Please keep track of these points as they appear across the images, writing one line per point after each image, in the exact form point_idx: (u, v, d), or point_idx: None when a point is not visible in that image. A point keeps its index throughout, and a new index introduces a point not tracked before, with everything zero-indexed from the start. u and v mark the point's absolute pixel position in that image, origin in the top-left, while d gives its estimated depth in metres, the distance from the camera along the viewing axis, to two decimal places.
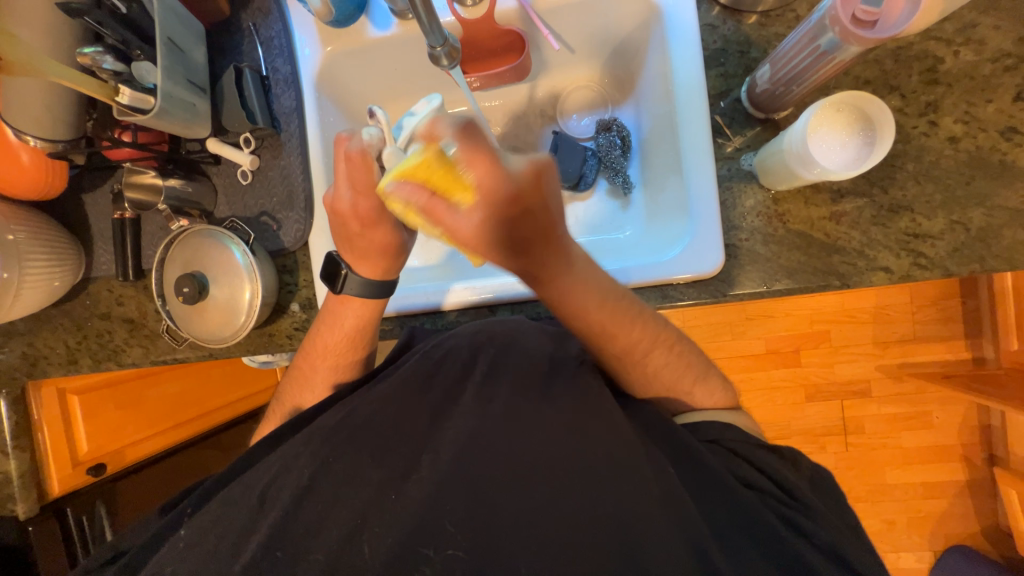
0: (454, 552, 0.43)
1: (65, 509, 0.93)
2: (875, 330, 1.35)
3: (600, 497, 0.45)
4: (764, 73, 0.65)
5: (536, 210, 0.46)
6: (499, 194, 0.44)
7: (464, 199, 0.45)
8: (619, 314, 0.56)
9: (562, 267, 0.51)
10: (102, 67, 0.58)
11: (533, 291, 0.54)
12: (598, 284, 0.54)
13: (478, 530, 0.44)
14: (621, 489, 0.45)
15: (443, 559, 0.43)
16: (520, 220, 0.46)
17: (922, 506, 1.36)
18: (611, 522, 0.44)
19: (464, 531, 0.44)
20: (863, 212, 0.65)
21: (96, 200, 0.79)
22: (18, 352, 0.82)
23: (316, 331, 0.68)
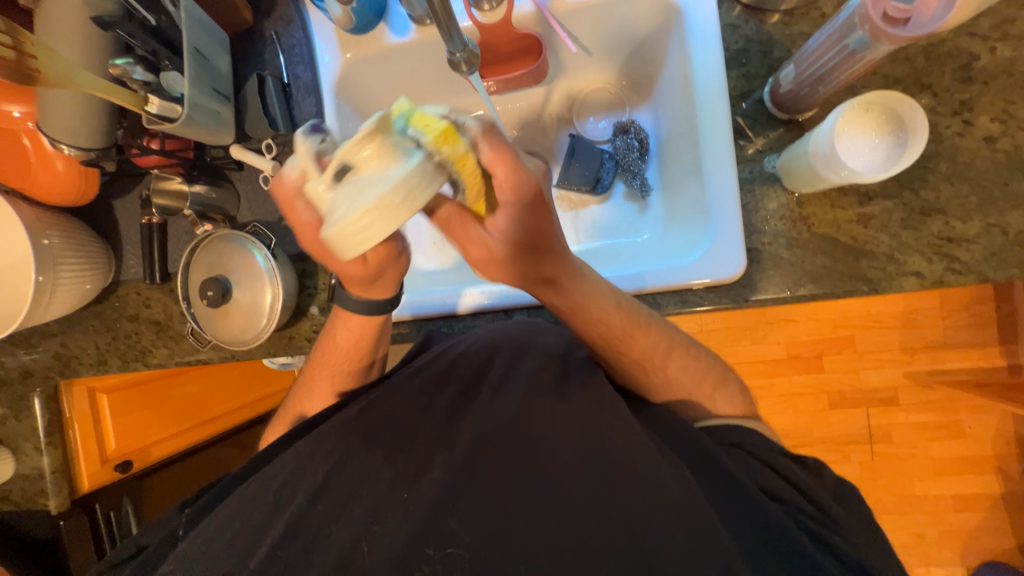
0: (456, 550, 0.43)
1: (94, 505, 0.95)
2: (903, 335, 1.30)
3: (618, 503, 0.44)
4: (788, 74, 0.63)
5: (552, 211, 0.49)
6: (522, 190, 0.46)
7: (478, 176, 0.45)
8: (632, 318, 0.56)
9: (575, 274, 0.55)
10: (133, 77, 0.60)
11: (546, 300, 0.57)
12: (594, 315, 0.57)
13: (488, 533, 0.43)
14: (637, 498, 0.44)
15: (443, 558, 0.43)
16: (540, 218, 0.48)
17: (954, 520, 1.31)
18: (626, 530, 0.43)
19: (468, 530, 0.44)
20: (894, 215, 0.63)
21: (125, 205, 0.81)
22: (51, 352, 0.85)
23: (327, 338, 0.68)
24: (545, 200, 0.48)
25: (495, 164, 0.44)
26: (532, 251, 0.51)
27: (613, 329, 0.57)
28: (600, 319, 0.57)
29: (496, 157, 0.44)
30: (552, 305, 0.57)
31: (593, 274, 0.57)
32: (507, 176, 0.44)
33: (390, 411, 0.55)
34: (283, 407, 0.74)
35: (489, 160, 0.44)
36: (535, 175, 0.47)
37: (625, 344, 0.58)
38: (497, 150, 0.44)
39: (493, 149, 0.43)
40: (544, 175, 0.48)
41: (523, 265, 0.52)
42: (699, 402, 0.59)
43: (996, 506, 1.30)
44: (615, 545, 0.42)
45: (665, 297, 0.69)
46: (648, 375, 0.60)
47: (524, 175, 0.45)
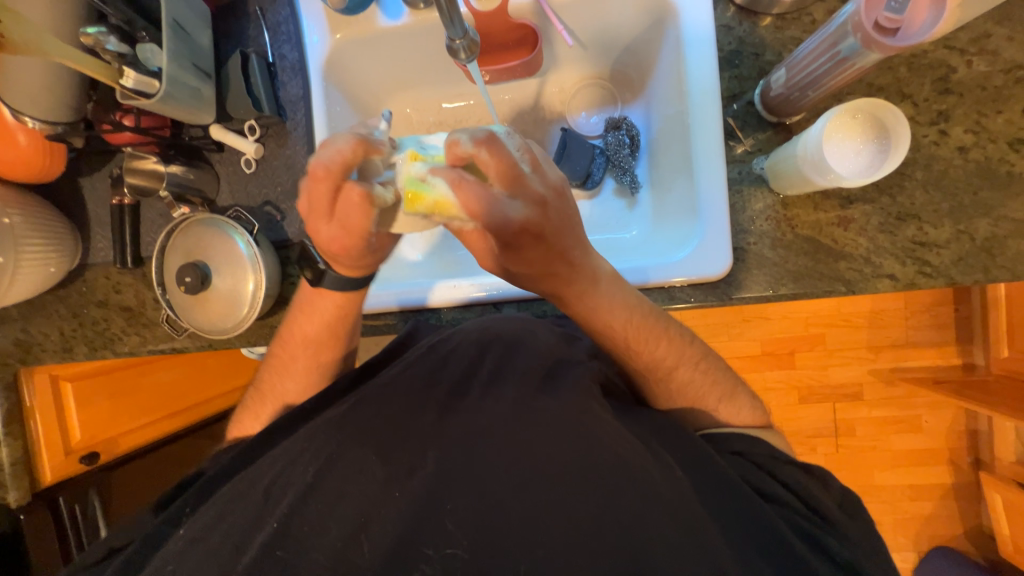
0: (456, 551, 0.43)
1: (58, 497, 0.91)
2: (870, 334, 1.36)
3: (612, 499, 0.45)
4: (779, 77, 0.64)
5: (541, 242, 0.46)
6: (504, 230, 0.44)
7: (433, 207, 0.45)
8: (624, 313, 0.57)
9: (586, 286, 0.53)
10: (106, 48, 0.56)
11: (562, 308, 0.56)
12: (603, 323, 0.56)
13: (481, 530, 0.43)
14: (628, 494, 0.45)
15: (443, 558, 0.43)
16: (529, 247, 0.46)
17: (909, 508, 1.39)
18: (618, 524, 0.43)
19: (463, 529, 0.43)
20: (872, 219, 0.65)
21: (94, 184, 0.77)
22: (11, 338, 0.80)
23: (293, 321, 0.66)
24: (536, 233, 0.45)
25: (470, 214, 0.43)
26: (532, 275, 0.50)
27: (610, 328, 0.56)
28: (600, 317, 0.55)
29: (470, 206, 0.42)
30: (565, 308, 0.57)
31: (610, 281, 0.54)
32: (487, 222, 0.43)
33: (380, 404, 0.54)
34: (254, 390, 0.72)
35: (461, 210, 0.43)
36: (519, 215, 0.43)
37: (617, 342, 0.58)
38: (471, 202, 0.42)
39: (466, 199, 0.42)
40: (532, 213, 0.44)
41: (527, 283, 0.52)
42: (685, 398, 0.61)
43: (947, 495, 1.38)
44: (607, 539, 0.43)
45: (653, 293, 0.70)
46: (641, 372, 0.61)
47: (505, 219, 0.43)
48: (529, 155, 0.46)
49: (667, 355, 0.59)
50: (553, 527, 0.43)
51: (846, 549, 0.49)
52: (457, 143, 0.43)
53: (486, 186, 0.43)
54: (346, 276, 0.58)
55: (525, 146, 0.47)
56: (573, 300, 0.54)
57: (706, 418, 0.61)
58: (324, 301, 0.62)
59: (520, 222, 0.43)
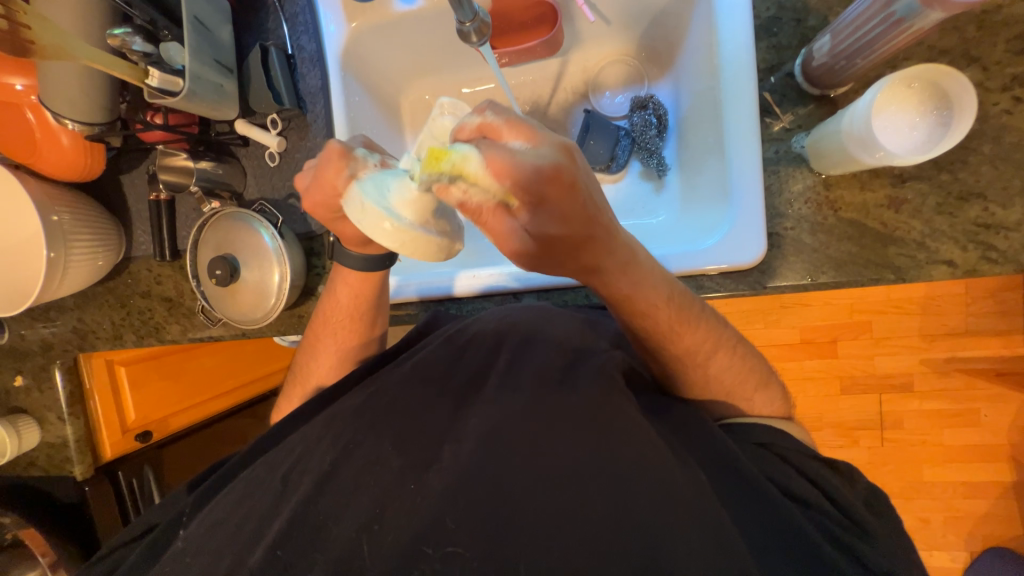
0: (456, 549, 0.42)
1: (116, 471, 1.00)
2: (924, 322, 1.26)
3: (626, 501, 0.43)
4: (822, 45, 0.58)
5: (577, 193, 0.39)
6: (530, 181, 0.38)
7: (459, 167, 0.38)
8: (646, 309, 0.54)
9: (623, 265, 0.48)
10: (132, 49, 0.58)
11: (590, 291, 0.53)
12: (645, 306, 0.52)
13: (489, 526, 0.43)
14: (644, 494, 0.44)
15: (443, 557, 0.42)
16: (561, 203, 0.40)
17: (961, 506, 1.30)
18: (632, 528, 0.42)
19: (471, 527, 0.43)
20: (928, 199, 0.59)
21: (133, 180, 0.81)
22: (69, 326, 0.87)
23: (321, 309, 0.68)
24: (564, 186, 0.39)
25: (497, 175, 0.37)
26: (570, 243, 0.43)
27: (643, 316, 0.53)
28: (632, 305, 0.52)
29: (494, 160, 0.37)
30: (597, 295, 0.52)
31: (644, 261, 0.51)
32: (522, 177, 0.38)
33: (396, 397, 0.55)
34: (289, 375, 0.75)
35: (488, 174, 0.38)
36: (548, 159, 0.38)
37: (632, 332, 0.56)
38: (496, 156, 0.37)
39: (494, 159, 0.37)
40: (568, 167, 0.39)
41: (573, 257, 0.45)
42: (710, 393, 0.58)
43: (1006, 494, 1.28)
44: (617, 539, 0.42)
45: (679, 283, 0.67)
46: (666, 365, 0.58)
47: (541, 170, 0.38)
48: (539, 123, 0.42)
49: (701, 340, 0.56)
50: (564, 526, 0.43)
51: (882, 558, 0.46)
52: (461, 127, 0.42)
53: (503, 144, 0.38)
54: (365, 254, 0.59)
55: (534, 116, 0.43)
56: (609, 284, 0.50)
57: (734, 414, 0.58)
58: (345, 282, 0.63)
59: (544, 168, 0.38)
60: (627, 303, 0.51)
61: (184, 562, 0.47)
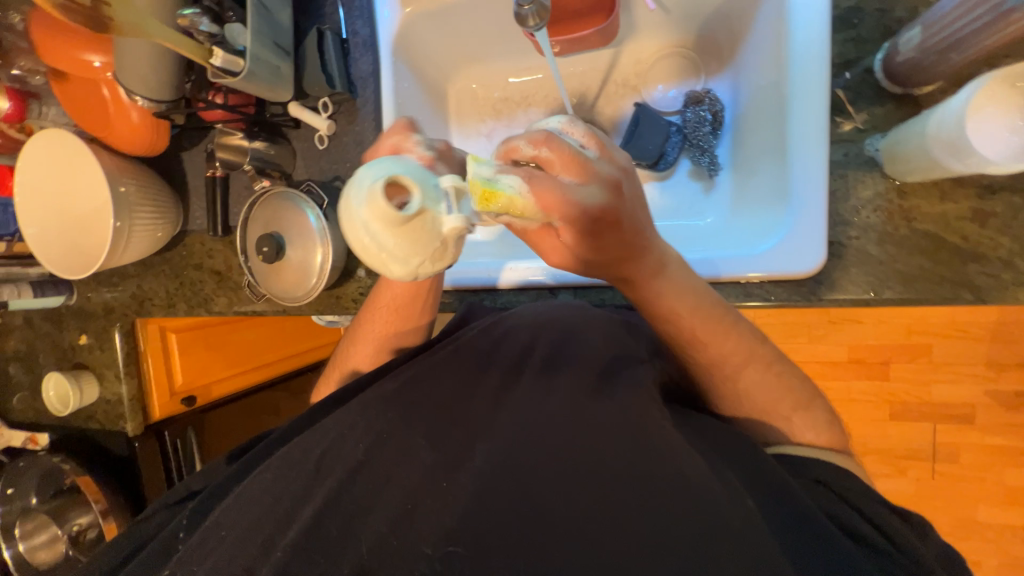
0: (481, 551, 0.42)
1: (164, 432, 1.06)
2: (993, 350, 1.15)
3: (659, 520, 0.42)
4: (911, 38, 0.53)
5: (622, 226, 0.42)
6: (585, 215, 0.40)
7: (508, 204, 0.38)
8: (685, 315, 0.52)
9: (655, 270, 0.49)
10: (199, 29, 0.60)
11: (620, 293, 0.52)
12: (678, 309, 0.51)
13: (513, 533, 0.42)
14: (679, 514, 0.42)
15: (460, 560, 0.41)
16: (607, 231, 0.42)
17: (1020, 553, 1.19)
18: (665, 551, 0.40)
19: (494, 534, 0.42)
20: (1021, 214, 0.53)
21: (192, 157, 0.84)
22: (129, 292, 0.92)
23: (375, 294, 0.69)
24: (614, 218, 0.42)
25: (547, 209, 0.39)
26: (614, 260, 0.46)
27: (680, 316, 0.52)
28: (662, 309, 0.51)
29: (547, 200, 0.39)
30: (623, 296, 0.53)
31: (675, 267, 0.51)
32: (568, 209, 0.40)
33: (427, 387, 0.55)
34: (335, 359, 0.76)
35: (535, 206, 0.39)
36: (600, 196, 0.40)
37: (679, 333, 0.54)
38: (546, 193, 0.39)
39: (541, 194, 0.39)
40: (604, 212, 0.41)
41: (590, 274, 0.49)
42: (751, 408, 0.55)
43: None
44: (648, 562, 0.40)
45: (725, 288, 0.63)
46: (705, 372, 0.56)
47: (581, 209, 0.40)
48: (595, 142, 0.44)
49: (742, 348, 0.53)
50: (594, 532, 0.42)
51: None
52: (515, 148, 0.41)
53: (556, 177, 0.40)
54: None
55: (588, 133, 0.44)
56: (636, 285, 0.50)
57: (776, 431, 0.55)
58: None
59: (598, 201, 0.40)
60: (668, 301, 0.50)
61: (221, 530, 0.49)
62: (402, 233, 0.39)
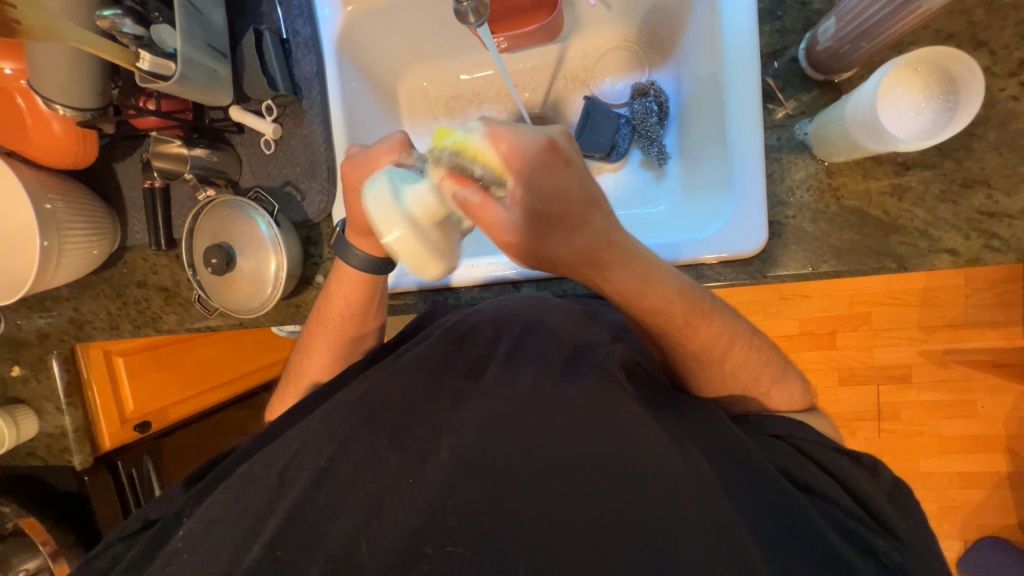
0: (455, 549, 0.42)
1: (116, 461, 0.99)
2: (923, 314, 1.26)
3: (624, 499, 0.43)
4: (827, 29, 0.57)
5: (567, 170, 0.41)
6: (527, 149, 0.40)
7: (460, 140, 0.41)
8: (661, 311, 0.51)
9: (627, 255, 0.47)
10: (122, 31, 0.56)
11: (599, 292, 0.51)
12: (658, 300, 0.51)
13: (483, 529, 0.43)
14: (643, 493, 0.43)
15: (443, 557, 0.42)
16: (550, 173, 0.41)
17: (957, 497, 1.31)
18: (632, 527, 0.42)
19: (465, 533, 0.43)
20: (932, 186, 0.59)
21: (127, 168, 0.80)
22: (65, 316, 0.86)
23: (326, 301, 0.67)
24: (558, 158, 0.41)
25: (494, 139, 0.41)
26: (563, 219, 0.43)
27: (660, 311, 0.51)
28: (642, 300, 0.50)
29: (493, 131, 0.41)
30: (603, 294, 0.51)
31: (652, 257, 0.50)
32: (512, 145, 0.41)
33: (393, 391, 0.54)
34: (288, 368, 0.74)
35: (485, 140, 0.41)
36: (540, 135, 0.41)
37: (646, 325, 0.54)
38: (494, 126, 0.41)
39: (491, 131, 0.41)
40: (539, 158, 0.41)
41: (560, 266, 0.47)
42: (709, 383, 0.58)
43: (1002, 485, 1.29)
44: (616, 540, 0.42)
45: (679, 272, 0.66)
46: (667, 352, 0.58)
47: (522, 142, 0.40)
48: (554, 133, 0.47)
49: None
50: (564, 514, 0.43)
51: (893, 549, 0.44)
52: None
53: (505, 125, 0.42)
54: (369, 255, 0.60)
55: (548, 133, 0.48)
56: (613, 276, 0.48)
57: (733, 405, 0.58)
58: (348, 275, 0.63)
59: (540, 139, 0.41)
60: (635, 297, 0.50)
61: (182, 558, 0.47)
62: (444, 230, 0.46)
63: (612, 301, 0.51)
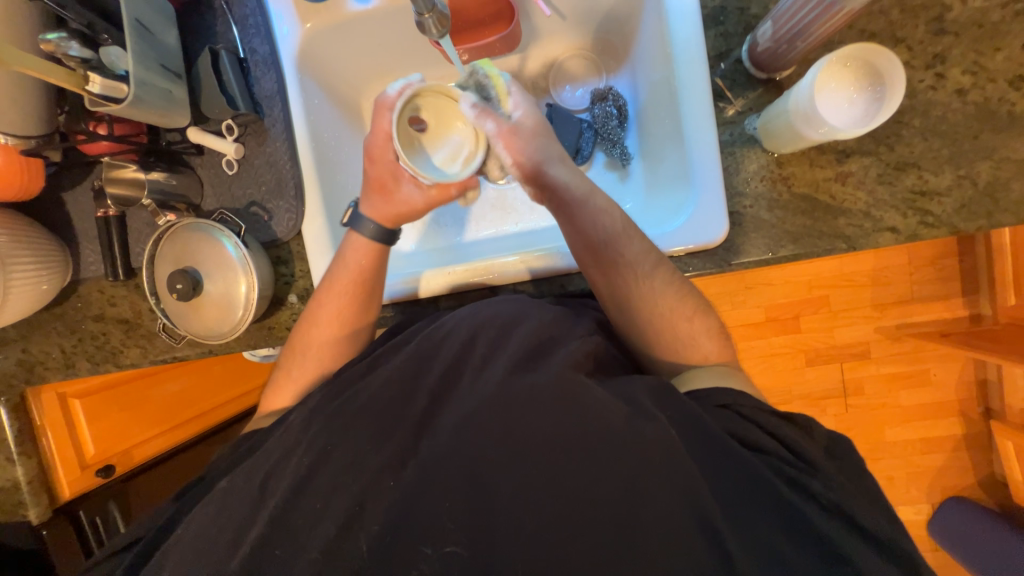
0: (453, 550, 0.43)
1: (78, 512, 0.92)
2: (875, 292, 1.35)
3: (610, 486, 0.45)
4: (765, 31, 0.62)
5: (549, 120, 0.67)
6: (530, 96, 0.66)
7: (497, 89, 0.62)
8: (618, 233, 0.61)
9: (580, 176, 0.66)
10: (69, 54, 0.55)
11: (556, 189, 0.62)
12: (604, 206, 0.62)
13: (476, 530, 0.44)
14: (631, 482, 0.44)
15: (441, 558, 0.43)
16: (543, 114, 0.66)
17: (921, 462, 1.39)
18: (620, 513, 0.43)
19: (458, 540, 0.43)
20: (870, 171, 0.64)
21: (77, 198, 0.76)
22: (13, 359, 0.80)
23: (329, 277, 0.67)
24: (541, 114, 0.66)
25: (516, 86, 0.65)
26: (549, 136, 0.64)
27: (604, 211, 0.62)
28: (593, 204, 0.62)
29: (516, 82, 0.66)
30: (563, 196, 0.62)
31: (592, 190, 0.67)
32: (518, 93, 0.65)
33: None
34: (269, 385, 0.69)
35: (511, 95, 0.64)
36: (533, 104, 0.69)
37: (607, 228, 0.61)
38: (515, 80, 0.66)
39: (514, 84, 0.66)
40: None
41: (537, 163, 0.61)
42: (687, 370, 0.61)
43: (959, 446, 1.38)
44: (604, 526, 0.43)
45: None
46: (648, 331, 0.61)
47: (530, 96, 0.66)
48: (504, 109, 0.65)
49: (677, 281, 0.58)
50: (556, 505, 0.44)
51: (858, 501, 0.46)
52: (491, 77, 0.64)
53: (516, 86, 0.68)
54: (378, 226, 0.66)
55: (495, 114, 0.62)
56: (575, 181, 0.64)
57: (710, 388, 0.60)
58: (358, 249, 0.66)
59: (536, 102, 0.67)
60: (586, 202, 0.62)
61: None
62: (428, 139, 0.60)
63: (568, 204, 0.62)
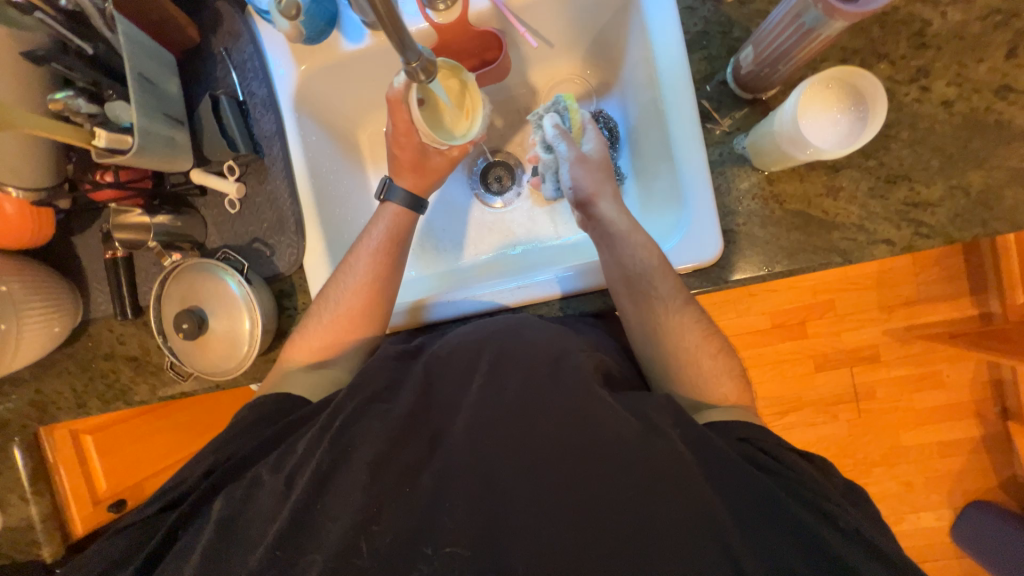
0: (454, 551, 0.45)
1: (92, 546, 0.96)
2: (880, 295, 1.34)
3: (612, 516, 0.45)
4: (747, 55, 0.63)
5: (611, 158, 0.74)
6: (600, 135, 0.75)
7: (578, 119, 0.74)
8: (656, 263, 0.63)
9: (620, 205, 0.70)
10: (76, 111, 0.59)
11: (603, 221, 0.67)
12: (644, 239, 0.65)
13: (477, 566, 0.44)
14: (631, 510, 0.45)
15: (444, 559, 0.45)
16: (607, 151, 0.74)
17: (938, 466, 1.37)
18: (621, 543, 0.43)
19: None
20: (861, 185, 0.64)
21: (86, 241, 0.78)
22: (25, 399, 0.81)
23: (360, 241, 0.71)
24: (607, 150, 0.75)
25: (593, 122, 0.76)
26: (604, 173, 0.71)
27: (643, 245, 0.64)
28: (633, 236, 0.65)
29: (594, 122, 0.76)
30: (609, 225, 0.67)
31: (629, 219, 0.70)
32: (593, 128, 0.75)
33: None
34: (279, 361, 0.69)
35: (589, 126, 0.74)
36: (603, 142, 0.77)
37: (644, 257, 0.64)
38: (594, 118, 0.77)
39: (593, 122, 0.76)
40: None
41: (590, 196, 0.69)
42: (687, 390, 0.61)
43: (977, 449, 1.35)
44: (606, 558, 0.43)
45: None
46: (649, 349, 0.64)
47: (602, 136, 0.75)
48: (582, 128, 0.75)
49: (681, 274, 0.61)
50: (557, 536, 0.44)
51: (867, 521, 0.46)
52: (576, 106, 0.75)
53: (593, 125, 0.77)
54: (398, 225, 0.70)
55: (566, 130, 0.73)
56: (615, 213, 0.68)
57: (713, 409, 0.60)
58: (391, 216, 0.71)
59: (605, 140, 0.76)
60: (631, 233, 0.65)
61: None
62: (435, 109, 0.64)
63: (612, 234, 0.66)
